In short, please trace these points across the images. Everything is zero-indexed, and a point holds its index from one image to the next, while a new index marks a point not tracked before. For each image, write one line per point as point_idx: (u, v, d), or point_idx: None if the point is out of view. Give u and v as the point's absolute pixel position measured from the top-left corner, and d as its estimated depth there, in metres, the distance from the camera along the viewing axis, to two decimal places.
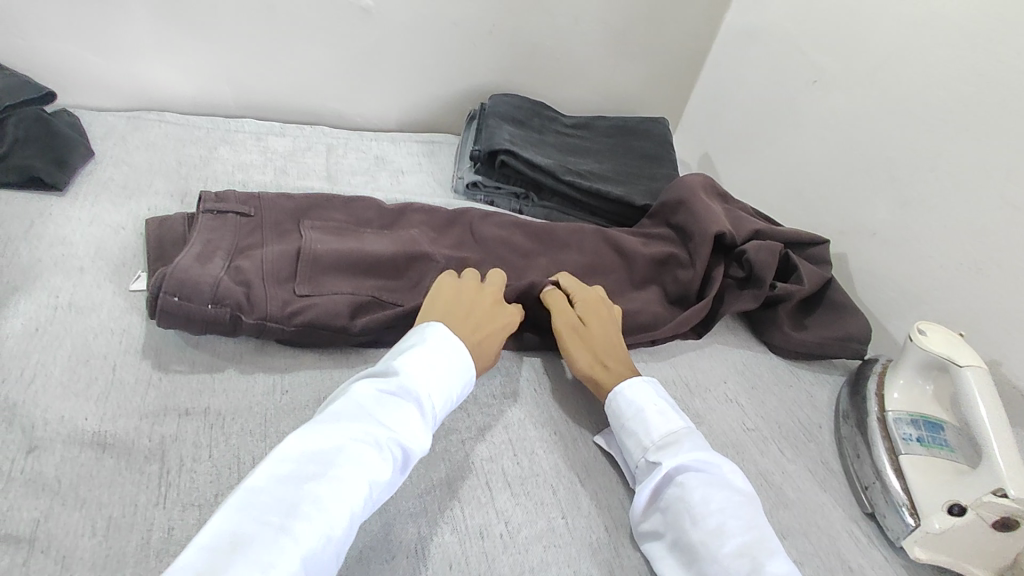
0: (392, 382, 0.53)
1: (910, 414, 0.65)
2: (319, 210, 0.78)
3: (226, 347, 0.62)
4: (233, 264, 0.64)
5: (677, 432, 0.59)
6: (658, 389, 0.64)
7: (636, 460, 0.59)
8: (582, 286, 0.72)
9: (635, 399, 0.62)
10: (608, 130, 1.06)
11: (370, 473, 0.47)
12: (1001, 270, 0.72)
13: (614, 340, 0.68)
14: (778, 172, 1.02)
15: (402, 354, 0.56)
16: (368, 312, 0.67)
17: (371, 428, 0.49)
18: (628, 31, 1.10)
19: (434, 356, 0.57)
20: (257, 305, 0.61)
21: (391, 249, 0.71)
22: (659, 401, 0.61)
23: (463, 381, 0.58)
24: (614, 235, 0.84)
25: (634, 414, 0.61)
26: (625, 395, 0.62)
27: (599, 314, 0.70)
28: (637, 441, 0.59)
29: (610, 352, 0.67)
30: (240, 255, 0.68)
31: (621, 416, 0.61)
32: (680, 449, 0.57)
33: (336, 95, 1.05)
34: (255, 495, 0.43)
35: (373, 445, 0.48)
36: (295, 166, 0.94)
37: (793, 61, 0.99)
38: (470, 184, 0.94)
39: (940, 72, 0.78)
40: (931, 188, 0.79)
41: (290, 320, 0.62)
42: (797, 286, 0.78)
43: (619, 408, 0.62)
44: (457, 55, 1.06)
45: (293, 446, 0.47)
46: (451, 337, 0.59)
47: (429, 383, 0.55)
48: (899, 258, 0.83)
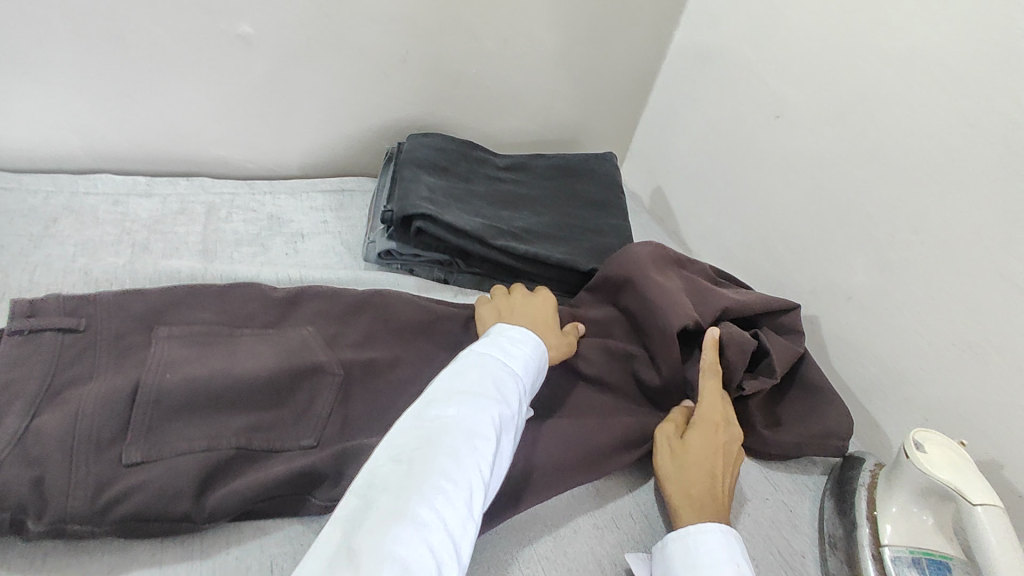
0: (469, 360, 0.54)
1: (911, 551, 0.54)
2: (181, 309, 0.61)
3: (23, 549, 0.48)
4: (33, 429, 0.48)
5: None
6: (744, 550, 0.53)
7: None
8: (710, 392, 0.62)
9: (721, 547, 0.51)
10: (547, 171, 0.92)
11: (481, 440, 0.47)
12: (1000, 357, 0.60)
13: (716, 466, 0.58)
14: (741, 217, 0.90)
15: (477, 343, 0.57)
16: (227, 476, 0.51)
17: (464, 397, 0.50)
18: (566, 53, 0.95)
19: (503, 340, 0.58)
20: (52, 501, 0.46)
21: (267, 372, 0.56)
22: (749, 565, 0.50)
23: (525, 348, 0.58)
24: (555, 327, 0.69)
25: (715, 560, 0.50)
26: (714, 536, 0.52)
27: (708, 428, 0.60)
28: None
29: (703, 484, 0.56)
30: (52, 402, 0.50)
31: (694, 554, 0.51)
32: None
33: (217, 140, 0.86)
34: (373, 475, 0.44)
35: (470, 414, 0.48)
36: (160, 239, 0.76)
37: (752, 92, 0.86)
38: (383, 253, 0.78)
39: (925, 116, 0.65)
40: (917, 254, 0.67)
41: (105, 516, 0.47)
42: (771, 379, 0.65)
43: (700, 545, 0.51)
44: (368, 88, 0.89)
45: (402, 428, 0.47)
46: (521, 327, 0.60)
47: (507, 360, 0.56)
48: (880, 330, 0.71)
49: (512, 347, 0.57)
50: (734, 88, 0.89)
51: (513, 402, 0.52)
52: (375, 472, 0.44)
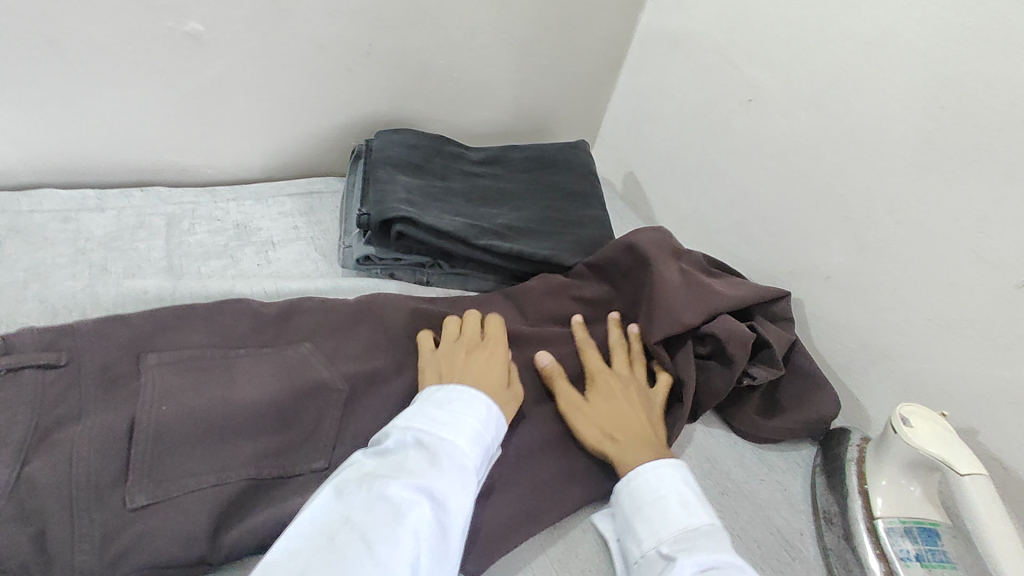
0: (391, 436, 0.50)
1: (902, 522, 0.57)
2: (168, 334, 0.58)
3: None
4: (25, 478, 0.45)
5: (699, 528, 0.52)
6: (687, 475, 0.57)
7: (646, 552, 0.52)
8: (591, 357, 0.67)
9: (655, 482, 0.55)
10: (524, 163, 0.90)
11: (402, 541, 0.42)
12: (975, 330, 0.63)
13: (628, 411, 0.62)
14: (717, 201, 0.91)
15: (410, 416, 0.52)
16: (241, 509, 0.50)
17: (374, 481, 0.45)
18: (534, 41, 0.93)
19: (442, 412, 0.52)
20: (59, 555, 0.43)
21: (267, 399, 0.54)
22: (684, 488, 0.55)
23: (467, 416, 0.53)
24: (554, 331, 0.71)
25: (653, 493, 0.55)
26: (646, 472, 0.56)
27: (605, 383, 0.65)
28: (650, 529, 0.53)
29: (627, 431, 0.60)
30: (41, 445, 0.48)
31: (635, 503, 0.55)
32: (706, 543, 0.50)
33: (171, 146, 0.80)
34: None
35: (376, 504, 0.44)
36: (120, 257, 0.71)
37: (723, 76, 0.86)
38: (361, 258, 0.75)
39: (897, 99, 0.67)
40: (892, 234, 0.69)
41: (116, 566, 0.44)
42: (772, 370, 0.68)
43: (637, 485, 0.56)
44: (331, 84, 0.84)
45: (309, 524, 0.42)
46: (464, 392, 0.55)
47: (445, 436, 0.50)
48: (858, 308, 0.73)
49: (451, 418, 0.52)
50: (705, 73, 0.89)
51: (450, 489, 0.47)
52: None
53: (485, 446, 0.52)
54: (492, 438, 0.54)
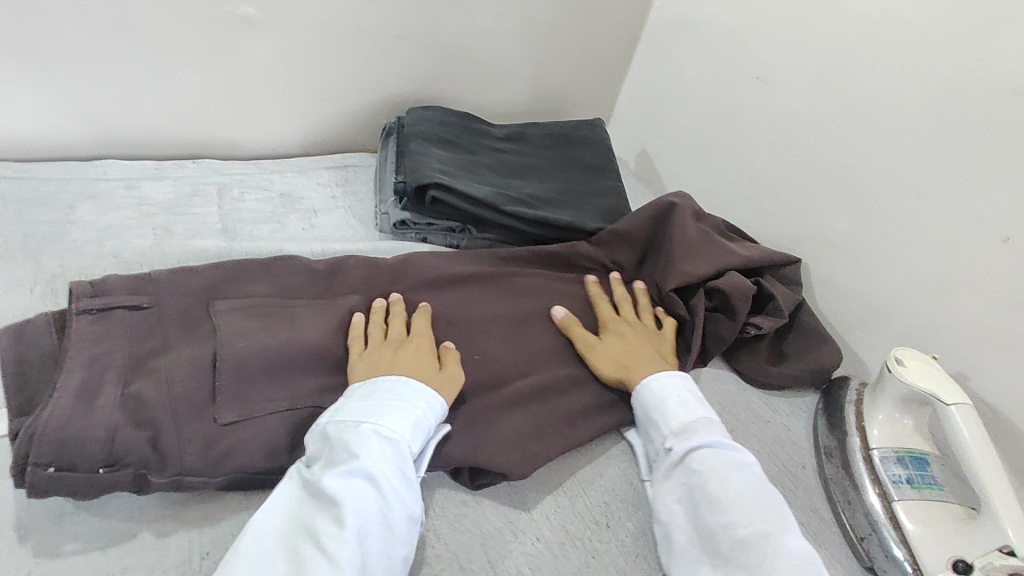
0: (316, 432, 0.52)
1: (895, 451, 0.63)
2: (234, 284, 0.65)
3: (130, 505, 0.50)
4: (130, 394, 0.51)
5: (695, 421, 0.61)
6: (685, 381, 0.66)
7: (659, 447, 0.62)
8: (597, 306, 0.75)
9: (658, 389, 0.64)
10: (544, 140, 0.96)
11: (343, 528, 0.46)
12: (967, 282, 0.69)
13: (637, 343, 0.70)
14: (726, 174, 0.97)
15: (332, 409, 0.54)
16: (312, 429, 0.56)
17: (308, 477, 0.49)
18: (553, 26, 0.99)
19: (361, 400, 0.54)
20: (169, 456, 0.50)
21: (327, 339, 0.61)
22: (684, 390, 0.64)
23: (384, 399, 0.55)
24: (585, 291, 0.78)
25: (658, 400, 0.63)
26: (651, 383, 0.65)
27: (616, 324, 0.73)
28: (658, 429, 0.62)
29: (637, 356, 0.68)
30: (140, 372, 0.54)
31: (644, 409, 0.64)
32: (705, 436, 0.60)
33: (222, 122, 0.87)
34: None
35: (314, 498, 0.48)
36: (181, 220, 0.78)
37: (734, 56, 0.92)
38: (398, 223, 0.82)
39: (896, 74, 0.73)
40: (890, 198, 0.75)
41: (214, 467, 0.50)
42: (777, 320, 0.75)
43: (645, 394, 0.64)
44: (367, 64, 0.91)
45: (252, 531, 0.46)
46: (379, 381, 0.57)
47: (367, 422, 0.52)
48: (858, 269, 0.79)
49: (370, 404, 0.54)
50: (716, 54, 0.95)
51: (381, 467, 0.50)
52: None
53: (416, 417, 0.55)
54: (422, 406, 0.56)
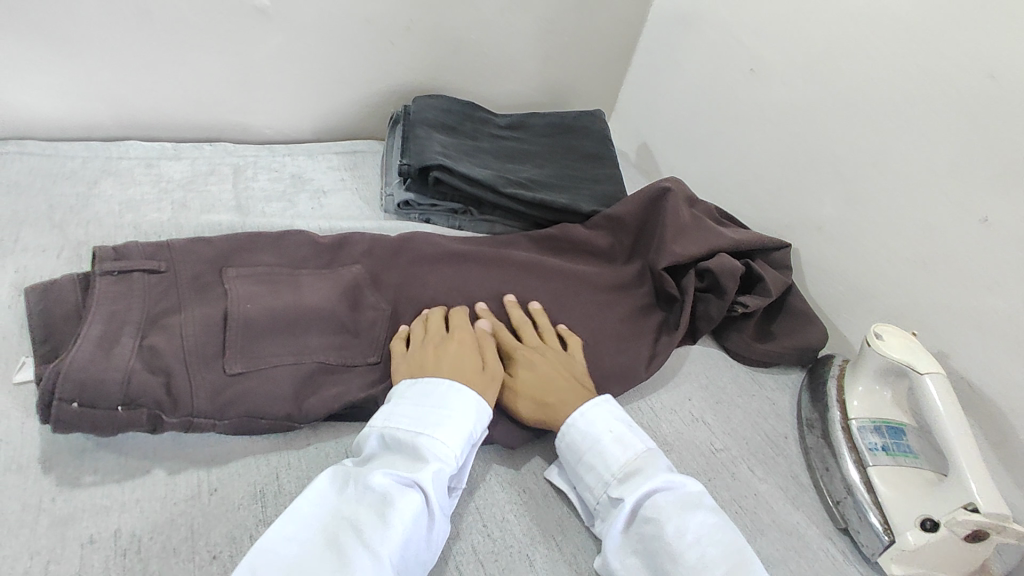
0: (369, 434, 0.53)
1: (872, 421, 0.65)
2: (244, 254, 0.69)
3: (144, 444, 0.53)
4: (145, 345, 0.55)
5: (636, 458, 0.56)
6: (614, 412, 0.61)
7: (599, 496, 0.56)
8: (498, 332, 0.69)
9: (588, 428, 0.59)
10: (544, 129, 1.00)
11: (387, 528, 0.46)
12: (946, 263, 0.71)
13: (552, 374, 0.64)
14: (721, 164, 0.99)
15: (386, 412, 0.55)
16: (314, 383, 0.59)
17: (358, 476, 0.49)
18: (555, 20, 1.03)
19: (415, 405, 0.56)
20: (181, 399, 0.53)
21: (330, 303, 0.65)
22: (616, 425, 0.59)
23: (438, 405, 0.56)
24: (580, 270, 0.81)
25: (590, 443, 0.58)
26: (578, 423, 0.60)
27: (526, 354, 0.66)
28: (596, 474, 0.57)
29: (555, 386, 0.63)
30: (155, 327, 0.58)
31: (576, 451, 0.58)
32: (648, 474, 0.55)
33: (237, 107, 0.92)
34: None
35: (363, 496, 0.48)
36: (196, 196, 0.82)
37: (728, 50, 0.95)
38: (402, 203, 0.86)
39: (879, 65, 0.76)
40: (874, 183, 0.77)
41: (221, 411, 0.54)
42: (764, 299, 0.77)
43: (574, 440, 0.59)
44: (376, 55, 0.95)
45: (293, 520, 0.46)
46: (430, 385, 0.58)
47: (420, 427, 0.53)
48: (844, 252, 0.82)
49: (423, 410, 0.55)
50: (711, 48, 0.98)
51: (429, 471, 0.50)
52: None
53: (466, 428, 0.55)
54: (472, 419, 0.57)
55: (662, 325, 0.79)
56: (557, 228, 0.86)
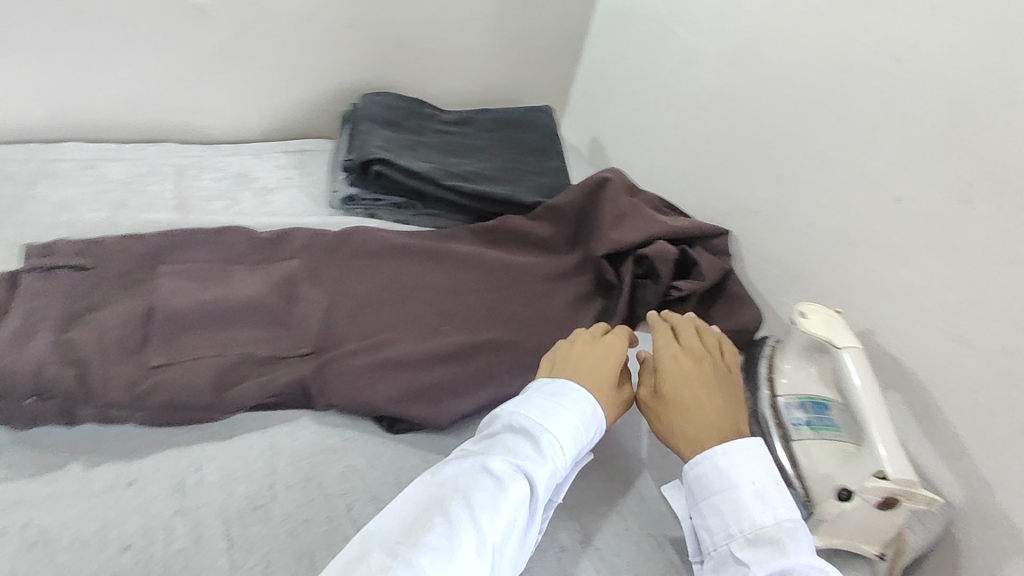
0: (495, 418, 0.55)
1: (797, 398, 0.66)
2: (177, 251, 0.69)
3: (63, 437, 0.54)
4: (66, 339, 0.56)
5: (776, 524, 0.50)
6: (768, 461, 0.54)
7: (717, 544, 0.51)
8: (659, 345, 0.64)
9: (728, 472, 0.53)
10: (492, 123, 1.01)
11: (495, 510, 0.47)
12: (868, 243, 0.73)
13: (708, 405, 0.58)
14: (665, 155, 1.01)
15: (510, 402, 0.57)
16: (241, 375, 0.59)
17: (480, 456, 0.51)
18: (499, 17, 1.05)
19: (540, 399, 0.56)
20: (97, 390, 0.54)
21: (260, 296, 0.65)
22: (762, 477, 0.53)
23: (563, 402, 0.56)
24: (519, 263, 0.81)
25: (725, 486, 0.53)
26: (718, 460, 0.54)
27: (682, 371, 0.61)
28: (723, 523, 0.52)
29: (699, 421, 0.57)
30: (78, 322, 0.59)
31: (706, 490, 0.53)
32: (784, 549, 0.49)
33: (180, 107, 0.92)
34: (378, 532, 0.45)
35: (480, 473, 0.50)
36: (136, 196, 0.82)
37: (665, 42, 0.97)
38: (346, 198, 0.86)
39: (802, 50, 0.77)
40: (801, 167, 0.79)
41: (139, 402, 0.55)
42: (700, 283, 0.79)
43: (707, 475, 0.54)
44: (319, 53, 0.96)
45: (417, 484, 0.50)
46: (560, 387, 0.57)
47: (537, 421, 0.54)
48: (779, 236, 0.83)
49: (549, 404, 0.55)
50: (650, 41, 1.00)
51: (542, 466, 0.51)
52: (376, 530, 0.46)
53: (584, 435, 0.55)
54: (593, 428, 0.56)
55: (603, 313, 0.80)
56: (500, 220, 0.86)
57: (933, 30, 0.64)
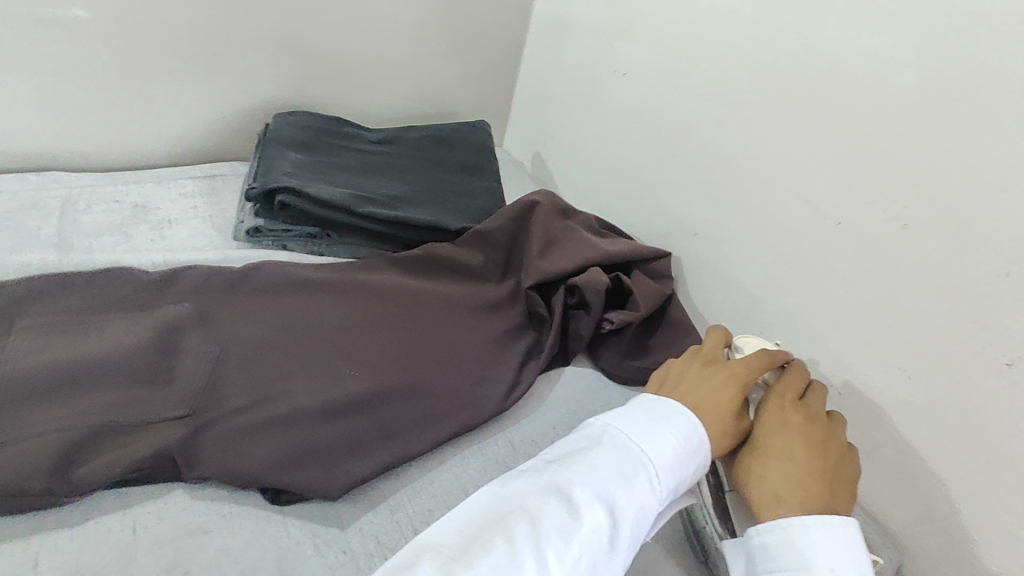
0: (588, 432, 0.50)
1: None
2: (41, 300, 0.61)
3: None
4: None
5: None
6: (858, 546, 0.44)
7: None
8: (776, 392, 0.55)
9: (807, 549, 0.44)
10: (419, 141, 0.95)
11: (566, 538, 0.41)
12: (808, 269, 0.68)
13: (803, 464, 0.49)
14: (604, 172, 0.96)
15: (605, 416, 0.51)
16: (93, 451, 0.51)
17: (563, 476, 0.46)
18: (426, 29, 0.99)
19: (636, 419, 0.50)
20: None
21: (127, 353, 0.57)
22: (844, 565, 0.43)
23: (664, 425, 0.49)
24: (441, 292, 0.74)
25: (796, 563, 0.43)
26: (795, 531, 0.45)
27: (781, 422, 0.52)
28: None
29: (785, 473, 0.49)
30: None
31: (774, 562, 0.45)
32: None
33: (71, 133, 0.84)
34: (434, 546, 0.41)
35: (558, 492, 0.44)
36: (10, 235, 0.73)
37: (599, 54, 0.93)
38: (251, 230, 0.78)
39: (734, 63, 0.73)
40: (738, 186, 0.74)
41: None
42: (634, 313, 0.73)
43: (777, 546, 0.45)
44: (228, 71, 0.89)
45: (487, 496, 0.45)
46: (670, 406, 0.51)
47: (632, 442, 0.48)
48: (719, 259, 0.79)
49: (644, 426, 0.49)
50: (585, 52, 0.95)
51: (627, 497, 0.44)
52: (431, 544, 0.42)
53: (682, 465, 0.48)
54: (693, 459, 0.49)
55: (531, 347, 0.73)
56: (426, 249, 0.79)
57: (861, 41, 0.60)
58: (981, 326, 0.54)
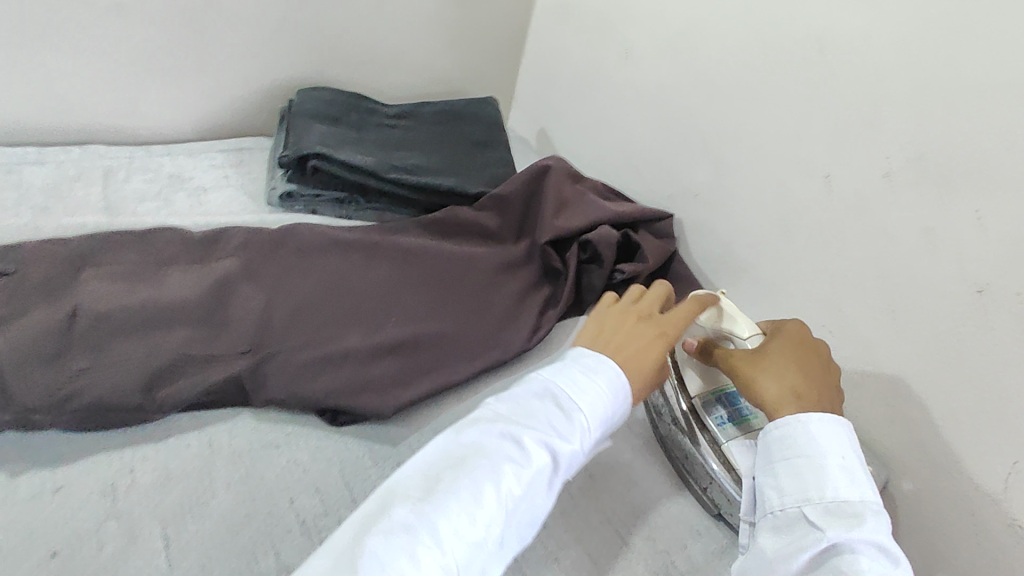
0: (529, 381, 0.52)
1: (712, 394, 0.64)
2: (106, 251, 0.67)
3: None
4: None
5: (854, 500, 0.47)
6: (853, 437, 0.51)
7: (786, 503, 0.49)
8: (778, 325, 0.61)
9: (817, 440, 0.50)
10: (435, 116, 1.00)
11: (513, 483, 0.45)
12: (797, 222, 0.75)
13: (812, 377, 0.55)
14: (608, 144, 1.03)
15: (547, 369, 0.53)
16: (172, 378, 0.58)
17: (512, 423, 0.48)
18: (438, 11, 1.04)
19: (574, 373, 0.52)
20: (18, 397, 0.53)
21: (193, 295, 0.63)
22: (849, 453, 0.49)
23: (601, 377, 0.52)
24: (476, 257, 0.78)
25: (809, 452, 0.49)
26: (809, 425, 0.51)
27: (793, 343, 0.58)
28: (799, 488, 0.49)
29: (799, 375, 0.55)
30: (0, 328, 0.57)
31: (787, 449, 0.51)
32: (859, 521, 0.46)
33: (107, 108, 0.88)
34: (400, 487, 0.44)
35: (507, 440, 0.47)
36: (61, 201, 0.79)
37: (603, 34, 0.99)
38: (284, 195, 0.84)
39: (733, 35, 0.79)
40: (735, 150, 0.81)
41: (63, 407, 0.54)
42: (643, 264, 0.80)
43: (794, 438, 0.50)
44: (253, 51, 0.94)
45: (443, 441, 0.47)
46: (602, 360, 0.54)
47: (569, 395, 0.51)
48: (717, 219, 0.86)
49: (582, 380, 0.52)
50: (589, 32, 1.01)
51: (563, 444, 0.48)
52: (399, 485, 0.44)
53: (611, 413, 0.52)
54: (619, 409, 0.53)
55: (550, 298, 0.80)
56: (447, 211, 0.85)
57: (848, 13, 0.67)
58: (948, 265, 0.62)
